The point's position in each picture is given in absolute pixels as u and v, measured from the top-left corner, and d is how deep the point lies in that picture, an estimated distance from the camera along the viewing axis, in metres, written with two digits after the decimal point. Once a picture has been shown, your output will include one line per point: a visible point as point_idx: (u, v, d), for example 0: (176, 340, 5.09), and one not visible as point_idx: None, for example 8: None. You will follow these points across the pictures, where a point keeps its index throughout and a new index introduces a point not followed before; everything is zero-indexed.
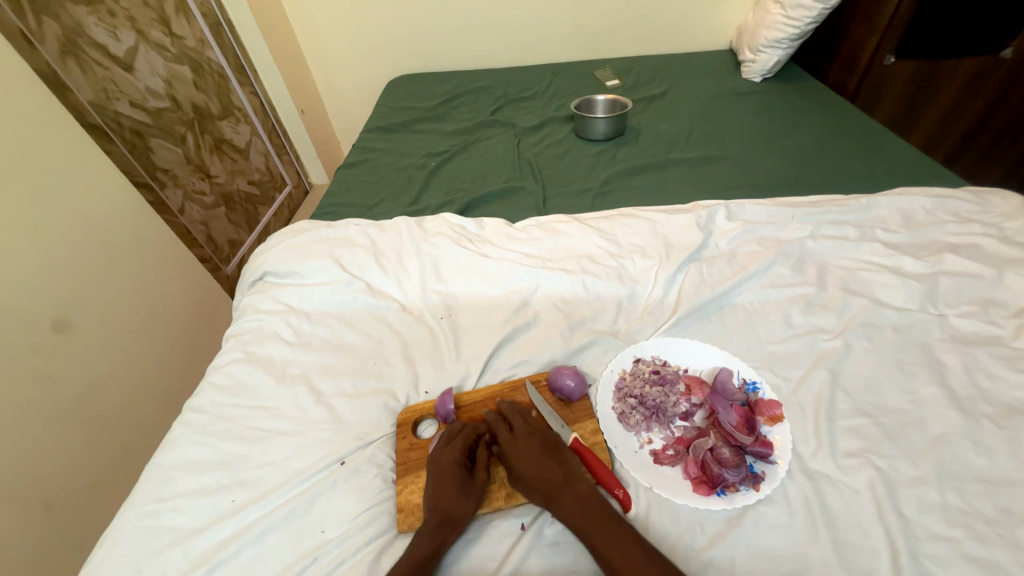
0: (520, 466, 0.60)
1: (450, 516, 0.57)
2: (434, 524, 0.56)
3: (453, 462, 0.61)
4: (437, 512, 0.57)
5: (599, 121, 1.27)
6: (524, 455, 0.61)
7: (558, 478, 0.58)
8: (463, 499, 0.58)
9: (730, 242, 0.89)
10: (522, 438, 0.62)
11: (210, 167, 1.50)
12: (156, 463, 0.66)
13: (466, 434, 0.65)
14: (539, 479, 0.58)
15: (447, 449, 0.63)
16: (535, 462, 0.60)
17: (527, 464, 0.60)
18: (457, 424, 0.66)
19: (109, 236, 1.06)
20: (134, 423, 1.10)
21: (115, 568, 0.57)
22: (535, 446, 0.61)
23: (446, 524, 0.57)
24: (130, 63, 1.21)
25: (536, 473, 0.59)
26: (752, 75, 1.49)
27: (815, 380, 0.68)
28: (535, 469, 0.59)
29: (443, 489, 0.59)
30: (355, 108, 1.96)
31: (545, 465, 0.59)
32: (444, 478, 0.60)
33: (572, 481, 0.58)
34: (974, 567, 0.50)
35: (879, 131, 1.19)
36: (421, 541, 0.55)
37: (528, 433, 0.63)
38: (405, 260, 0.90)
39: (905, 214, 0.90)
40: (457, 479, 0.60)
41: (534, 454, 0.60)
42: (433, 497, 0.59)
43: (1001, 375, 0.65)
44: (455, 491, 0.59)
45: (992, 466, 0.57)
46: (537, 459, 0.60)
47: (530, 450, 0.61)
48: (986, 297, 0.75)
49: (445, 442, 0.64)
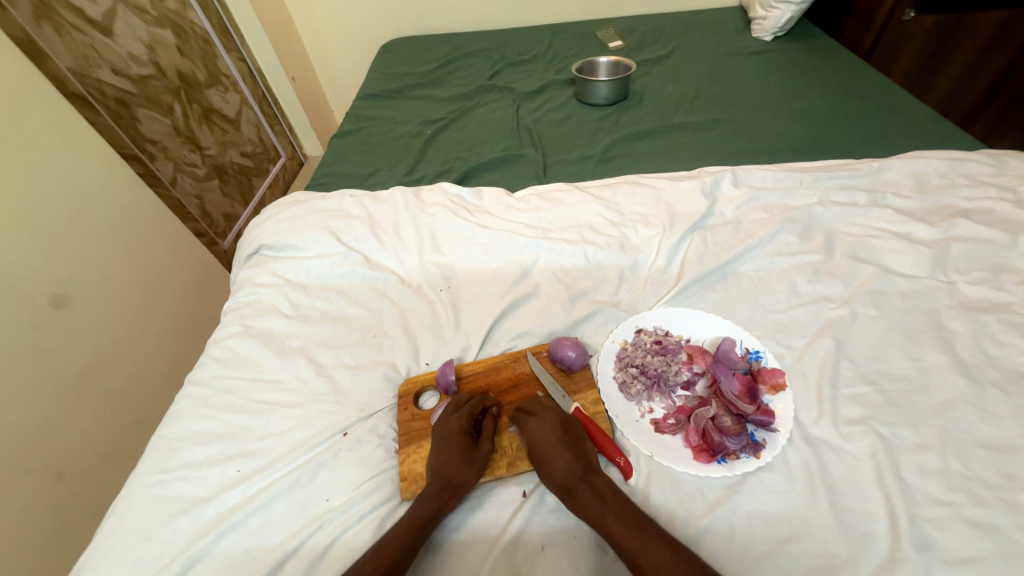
0: (539, 453, 0.58)
1: (451, 481, 0.57)
2: (435, 489, 0.57)
3: (458, 430, 0.61)
4: (439, 477, 0.58)
5: (602, 84, 1.21)
6: (542, 442, 0.59)
7: (574, 471, 0.56)
8: (465, 466, 0.59)
9: (735, 210, 0.87)
10: (541, 424, 0.60)
11: (200, 138, 1.45)
12: (160, 435, 0.67)
13: (473, 404, 0.64)
14: (555, 471, 0.56)
15: (452, 417, 0.62)
16: (552, 451, 0.58)
17: (544, 452, 0.58)
18: (463, 394, 0.66)
19: (100, 209, 1.03)
20: (139, 396, 1.12)
21: (125, 536, 0.58)
22: (553, 433, 0.59)
23: (447, 489, 0.57)
24: (110, 27, 1.14)
25: (553, 463, 0.57)
26: (763, 34, 1.41)
27: (819, 349, 0.67)
28: (552, 460, 0.57)
29: (446, 455, 0.59)
30: (347, 74, 1.89)
31: (562, 455, 0.57)
32: (447, 445, 0.60)
33: (588, 474, 0.56)
34: (972, 530, 0.50)
35: (895, 91, 1.13)
36: (422, 505, 0.55)
37: (546, 419, 0.61)
38: (402, 231, 0.88)
39: (918, 178, 0.87)
40: (460, 446, 0.60)
41: (552, 442, 0.58)
42: (435, 463, 0.59)
43: (1010, 341, 0.64)
44: (457, 458, 0.59)
45: (995, 433, 0.57)
46: (554, 448, 0.58)
47: (548, 437, 0.59)
48: (999, 263, 0.73)
49: (451, 410, 0.64)
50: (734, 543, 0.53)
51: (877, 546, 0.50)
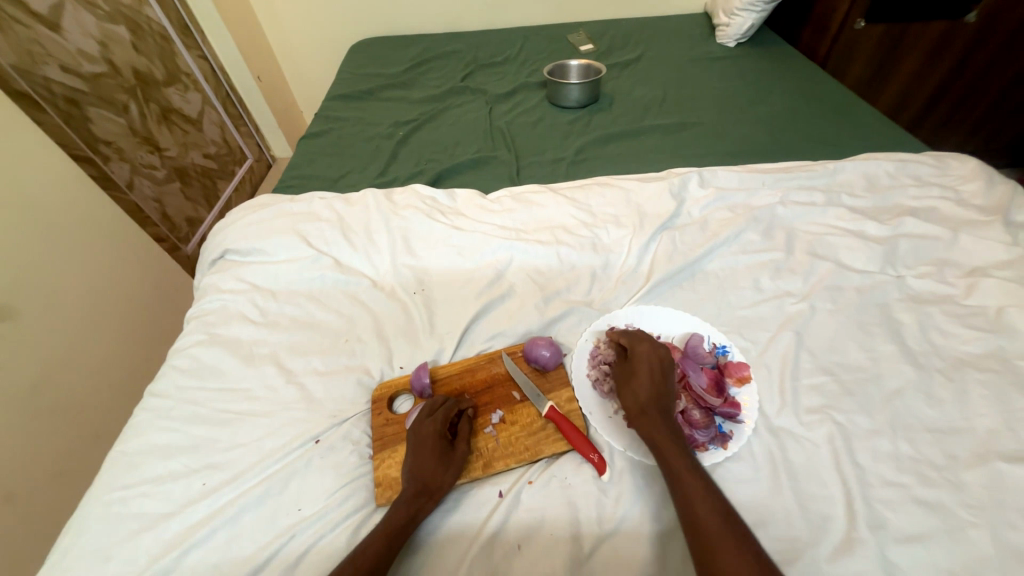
0: (633, 373, 0.62)
1: (427, 485, 0.57)
2: (411, 494, 0.56)
3: (433, 433, 0.61)
4: (415, 482, 0.57)
5: (573, 87, 1.23)
6: (641, 367, 0.62)
7: (656, 403, 0.59)
8: (441, 469, 0.58)
9: (702, 210, 0.89)
10: (649, 356, 0.63)
11: (159, 139, 1.39)
12: (119, 450, 0.64)
13: (447, 406, 0.64)
14: (641, 395, 0.60)
15: (427, 421, 0.62)
16: (643, 379, 0.61)
17: (638, 376, 0.61)
18: (438, 397, 0.65)
19: (52, 215, 0.99)
20: (96, 409, 1.06)
21: (80, 558, 0.55)
22: (655, 367, 0.62)
23: (423, 494, 0.56)
24: (58, 22, 1.08)
25: (640, 389, 0.60)
26: (726, 40, 1.46)
27: (781, 343, 0.70)
28: (641, 386, 0.60)
29: (421, 459, 0.58)
30: (316, 73, 1.85)
31: (651, 387, 0.60)
32: (422, 449, 0.59)
33: (667, 412, 0.58)
34: (920, 509, 0.53)
35: (848, 97, 1.19)
36: (398, 511, 0.55)
37: (657, 353, 0.63)
38: (374, 234, 0.87)
39: (870, 178, 0.92)
40: (435, 450, 0.59)
41: (649, 372, 0.61)
42: (411, 468, 0.58)
43: (952, 331, 0.68)
44: (433, 462, 0.58)
45: (940, 417, 0.60)
46: (650, 379, 0.61)
47: (649, 369, 0.61)
48: (942, 258, 0.78)
49: (426, 414, 0.63)
50: None
51: (836, 528, 0.53)
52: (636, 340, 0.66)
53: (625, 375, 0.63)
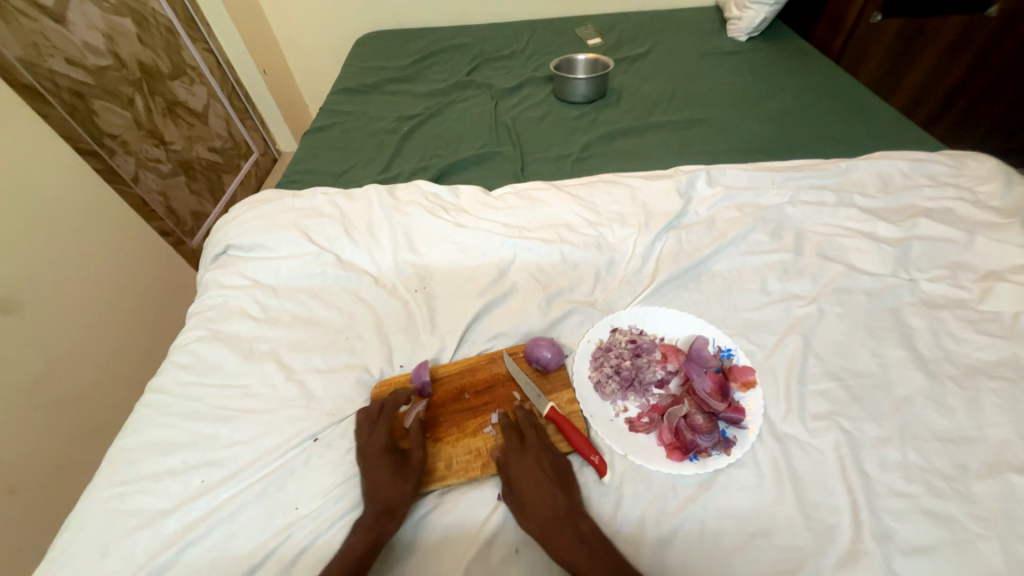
0: (522, 491, 0.56)
1: (388, 503, 0.55)
2: (372, 515, 0.55)
3: (382, 446, 0.60)
4: (374, 502, 0.56)
5: (580, 82, 1.21)
6: (522, 479, 0.57)
7: (560, 512, 0.54)
8: (398, 483, 0.57)
9: (709, 209, 0.88)
10: (528, 460, 0.59)
11: (164, 133, 1.40)
12: (119, 445, 0.64)
13: (388, 415, 0.63)
14: (538, 511, 0.55)
15: (376, 434, 0.61)
16: (535, 489, 0.56)
17: (527, 488, 0.56)
18: (372, 406, 0.64)
19: (55, 208, 0.99)
20: (99, 403, 1.07)
21: (80, 553, 0.55)
22: (540, 471, 0.58)
23: (385, 513, 0.55)
24: (63, 14, 1.08)
25: (536, 505, 0.55)
26: (738, 34, 1.43)
27: (788, 347, 0.68)
28: (534, 499, 0.56)
29: (375, 477, 0.57)
30: (321, 66, 1.84)
31: (546, 494, 0.56)
32: (374, 466, 0.58)
33: (573, 516, 0.54)
34: (928, 520, 0.52)
35: (862, 93, 1.16)
36: (359, 536, 0.54)
37: (538, 454, 0.59)
38: (376, 230, 0.86)
39: (883, 178, 0.89)
40: (387, 464, 0.58)
41: (534, 478, 0.57)
42: (369, 488, 0.57)
43: (966, 337, 0.67)
44: (386, 476, 0.57)
45: (952, 425, 0.59)
46: (539, 487, 0.56)
47: (535, 475, 0.57)
48: (957, 261, 0.76)
49: (370, 429, 0.62)
50: (704, 540, 0.53)
51: (839, 539, 0.52)
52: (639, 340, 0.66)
53: (511, 499, 0.57)
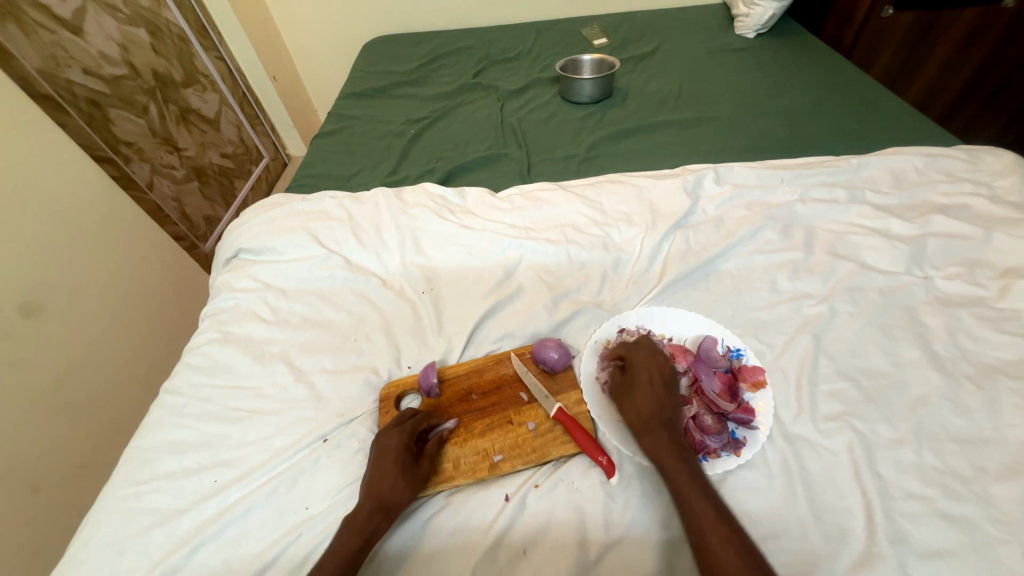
0: (632, 384, 0.59)
1: (385, 502, 0.55)
2: (366, 512, 0.54)
3: (397, 445, 0.59)
4: (371, 499, 0.55)
5: (586, 83, 1.21)
6: (640, 377, 0.60)
7: (659, 413, 0.56)
8: (401, 484, 0.56)
9: (717, 207, 0.87)
10: (653, 362, 0.61)
11: (178, 139, 1.42)
12: (135, 446, 0.65)
13: (417, 419, 0.62)
14: (641, 405, 0.57)
15: (393, 431, 0.60)
16: (646, 387, 0.59)
17: (638, 385, 0.59)
18: (405, 410, 0.64)
19: (71, 214, 1.01)
20: (118, 403, 1.09)
21: (98, 550, 0.56)
22: (656, 376, 0.59)
23: (380, 512, 0.54)
24: (80, 26, 1.11)
25: (641, 399, 0.58)
26: (745, 31, 1.42)
27: (799, 346, 0.67)
28: (641, 393, 0.58)
29: (379, 474, 0.57)
30: (330, 71, 1.87)
31: (654, 395, 0.58)
32: (383, 462, 0.58)
33: (670, 423, 0.56)
34: (945, 524, 0.51)
35: (875, 88, 1.14)
36: (350, 536, 0.53)
37: (662, 361, 0.61)
38: (384, 233, 0.87)
39: (896, 174, 0.88)
40: (397, 463, 0.57)
41: (649, 379, 0.59)
42: (370, 483, 0.57)
43: (983, 336, 0.65)
44: (392, 475, 0.56)
45: (969, 427, 0.57)
46: (651, 389, 0.58)
47: (651, 373, 0.60)
48: (973, 258, 0.74)
49: (393, 425, 0.61)
50: None
51: (853, 542, 0.51)
52: (632, 348, 0.63)
53: (624, 390, 0.60)
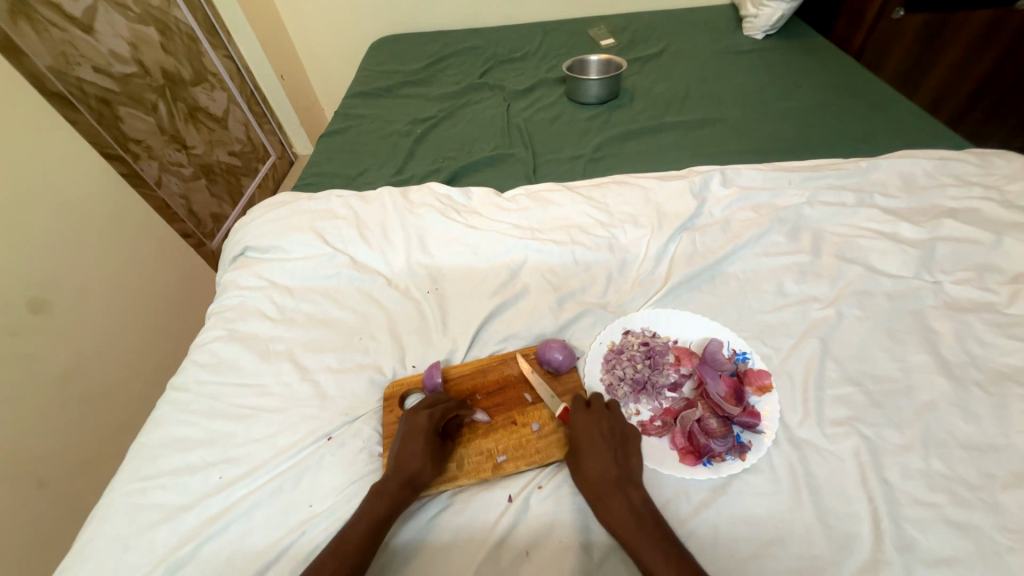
0: (581, 449, 0.57)
1: (413, 479, 0.57)
2: (395, 488, 0.56)
3: (427, 428, 0.60)
4: (399, 475, 0.57)
5: (592, 83, 1.21)
6: (583, 438, 0.57)
7: (610, 477, 0.54)
8: (428, 465, 0.58)
9: (724, 210, 0.87)
10: (594, 419, 0.59)
11: (186, 137, 1.43)
12: (142, 442, 0.66)
13: (447, 404, 0.63)
14: (589, 472, 0.55)
15: (423, 413, 0.61)
16: (593, 449, 0.56)
17: (584, 447, 0.57)
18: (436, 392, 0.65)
19: (82, 212, 1.02)
20: (123, 401, 1.10)
21: (104, 545, 0.57)
22: (602, 433, 0.57)
23: (407, 487, 0.56)
24: (90, 24, 1.12)
25: (588, 464, 0.55)
26: (753, 32, 1.41)
27: (805, 350, 0.67)
28: (590, 458, 0.56)
29: (408, 451, 0.58)
30: (337, 70, 1.87)
31: (603, 457, 0.55)
32: (412, 441, 0.59)
33: (625, 484, 0.53)
34: (953, 531, 0.50)
35: (884, 90, 1.14)
36: (378, 507, 0.55)
37: (604, 415, 0.59)
38: (389, 232, 0.87)
39: (905, 177, 0.87)
40: (427, 444, 0.59)
41: (594, 439, 0.57)
42: (397, 460, 0.58)
43: (992, 342, 0.64)
44: (422, 455, 0.58)
45: (978, 434, 0.57)
46: (597, 450, 0.56)
47: (596, 434, 0.57)
48: (983, 263, 0.73)
49: (421, 407, 0.62)
50: (718, 545, 0.52)
51: (859, 548, 0.51)
52: (574, 404, 0.61)
53: (573, 456, 0.57)
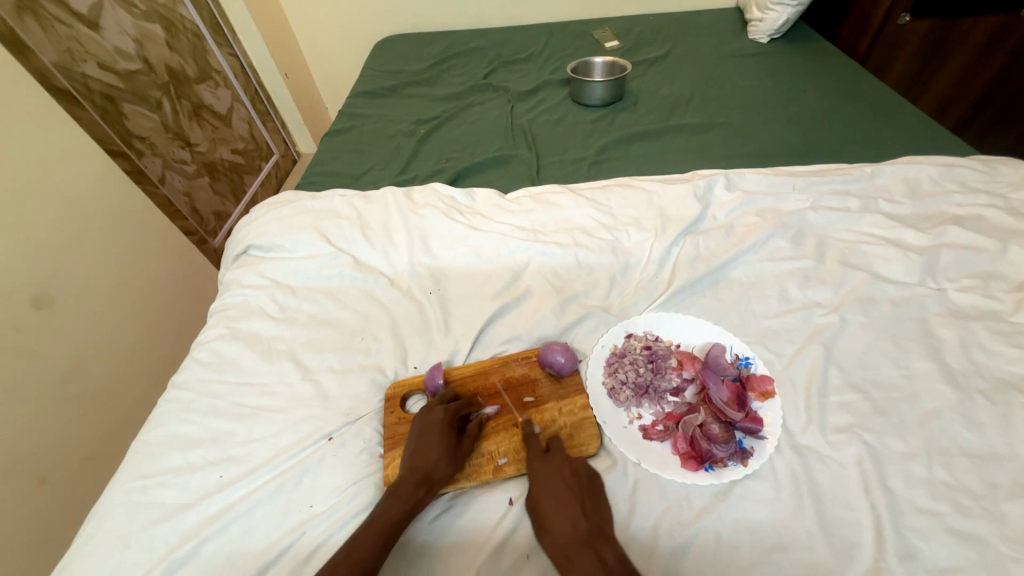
0: (542, 507, 0.55)
1: (429, 476, 0.57)
2: (411, 485, 0.56)
3: (442, 422, 0.61)
4: (415, 471, 0.57)
5: (597, 85, 1.21)
6: (546, 493, 0.56)
7: (577, 533, 0.52)
8: (443, 461, 0.58)
9: (728, 214, 0.86)
10: (556, 468, 0.58)
11: (190, 135, 1.44)
12: (142, 440, 0.66)
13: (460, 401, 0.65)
14: (557, 529, 0.53)
15: (437, 408, 0.63)
16: (555, 504, 0.55)
17: (545, 503, 0.55)
18: (443, 392, 0.66)
19: (86, 208, 1.02)
20: (123, 398, 1.09)
21: (104, 543, 0.57)
22: (565, 485, 0.56)
23: (423, 485, 0.57)
24: (96, 21, 1.12)
25: (554, 522, 0.54)
26: (758, 36, 1.41)
27: (809, 356, 0.67)
28: (553, 514, 0.54)
29: (424, 448, 0.59)
30: (341, 68, 1.88)
31: (569, 510, 0.54)
32: (427, 437, 0.60)
33: (594, 538, 0.52)
34: (956, 541, 0.50)
35: (889, 96, 1.13)
36: (396, 504, 0.55)
37: (565, 464, 0.58)
38: (392, 232, 0.87)
39: (910, 183, 0.87)
40: (442, 440, 0.60)
41: (558, 492, 0.56)
42: (412, 457, 0.59)
43: (996, 350, 0.64)
44: (437, 452, 0.59)
45: (982, 442, 0.57)
46: (563, 504, 0.55)
47: (557, 488, 0.56)
48: (987, 271, 0.73)
49: (435, 404, 0.64)
50: (719, 551, 0.52)
51: (861, 557, 0.50)
52: (532, 457, 0.60)
53: (536, 515, 0.55)
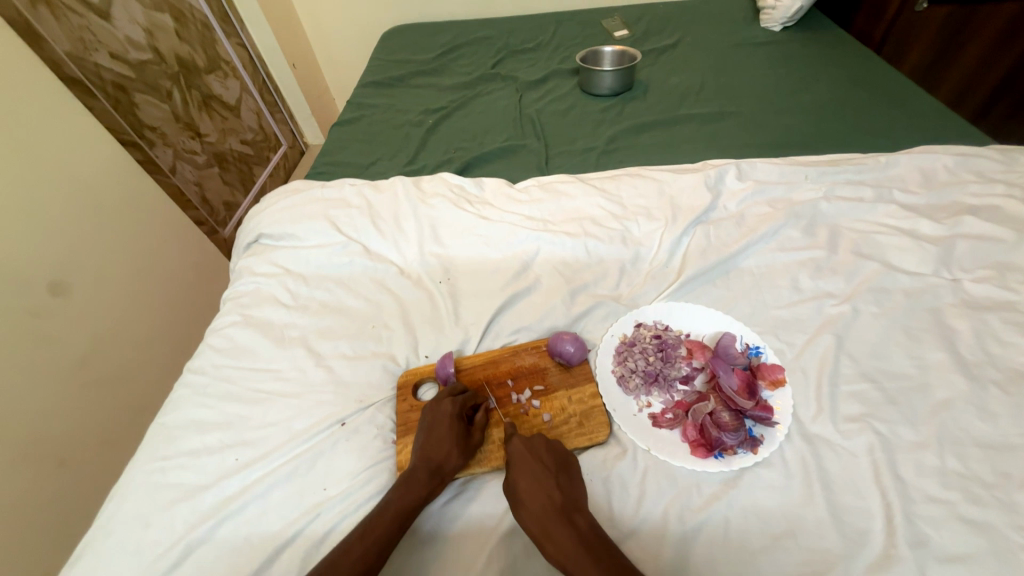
0: (516, 481, 0.55)
1: (441, 467, 0.58)
2: (425, 475, 0.57)
3: (451, 416, 0.62)
4: (428, 461, 0.58)
5: (607, 74, 1.19)
6: (519, 471, 0.56)
7: (553, 506, 0.52)
8: (455, 453, 0.59)
9: (739, 204, 0.86)
10: (533, 448, 0.58)
11: (200, 125, 1.44)
12: (160, 422, 0.67)
13: (467, 394, 0.65)
14: (533, 504, 0.53)
15: (447, 400, 0.63)
16: (530, 479, 0.55)
17: (522, 477, 0.55)
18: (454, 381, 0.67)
19: (96, 196, 1.02)
20: (140, 383, 1.11)
21: (125, 522, 0.58)
22: (540, 463, 0.56)
23: (436, 475, 0.58)
24: (106, 10, 1.12)
25: (529, 498, 0.54)
26: (771, 24, 1.38)
27: (820, 345, 0.66)
28: (529, 491, 0.54)
29: (435, 439, 0.60)
30: (347, 57, 1.88)
31: (541, 485, 0.54)
32: (438, 429, 0.61)
33: (570, 511, 0.52)
34: (966, 528, 0.50)
35: (906, 85, 1.11)
36: (409, 493, 0.56)
37: (543, 442, 0.59)
38: (402, 222, 0.87)
39: (926, 173, 0.85)
40: (452, 431, 0.61)
41: (533, 470, 0.56)
42: (424, 446, 0.59)
43: (1011, 341, 0.63)
44: (449, 444, 0.59)
45: (995, 432, 0.56)
46: (537, 480, 0.55)
47: (534, 466, 0.56)
48: (1003, 261, 0.72)
49: (441, 398, 0.64)
50: (729, 537, 0.53)
51: (871, 544, 0.50)
52: (509, 434, 0.60)
53: (510, 487, 0.55)
